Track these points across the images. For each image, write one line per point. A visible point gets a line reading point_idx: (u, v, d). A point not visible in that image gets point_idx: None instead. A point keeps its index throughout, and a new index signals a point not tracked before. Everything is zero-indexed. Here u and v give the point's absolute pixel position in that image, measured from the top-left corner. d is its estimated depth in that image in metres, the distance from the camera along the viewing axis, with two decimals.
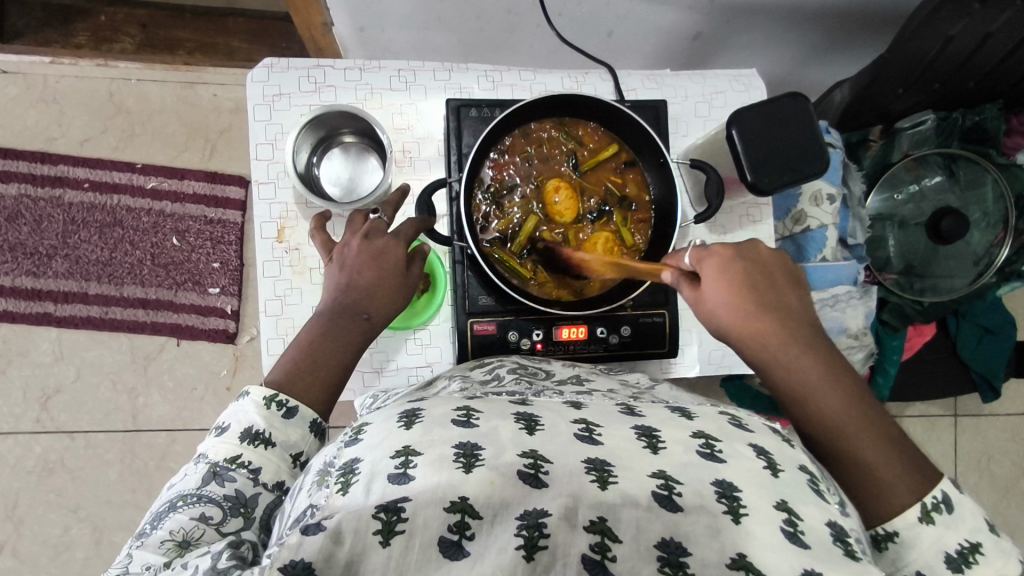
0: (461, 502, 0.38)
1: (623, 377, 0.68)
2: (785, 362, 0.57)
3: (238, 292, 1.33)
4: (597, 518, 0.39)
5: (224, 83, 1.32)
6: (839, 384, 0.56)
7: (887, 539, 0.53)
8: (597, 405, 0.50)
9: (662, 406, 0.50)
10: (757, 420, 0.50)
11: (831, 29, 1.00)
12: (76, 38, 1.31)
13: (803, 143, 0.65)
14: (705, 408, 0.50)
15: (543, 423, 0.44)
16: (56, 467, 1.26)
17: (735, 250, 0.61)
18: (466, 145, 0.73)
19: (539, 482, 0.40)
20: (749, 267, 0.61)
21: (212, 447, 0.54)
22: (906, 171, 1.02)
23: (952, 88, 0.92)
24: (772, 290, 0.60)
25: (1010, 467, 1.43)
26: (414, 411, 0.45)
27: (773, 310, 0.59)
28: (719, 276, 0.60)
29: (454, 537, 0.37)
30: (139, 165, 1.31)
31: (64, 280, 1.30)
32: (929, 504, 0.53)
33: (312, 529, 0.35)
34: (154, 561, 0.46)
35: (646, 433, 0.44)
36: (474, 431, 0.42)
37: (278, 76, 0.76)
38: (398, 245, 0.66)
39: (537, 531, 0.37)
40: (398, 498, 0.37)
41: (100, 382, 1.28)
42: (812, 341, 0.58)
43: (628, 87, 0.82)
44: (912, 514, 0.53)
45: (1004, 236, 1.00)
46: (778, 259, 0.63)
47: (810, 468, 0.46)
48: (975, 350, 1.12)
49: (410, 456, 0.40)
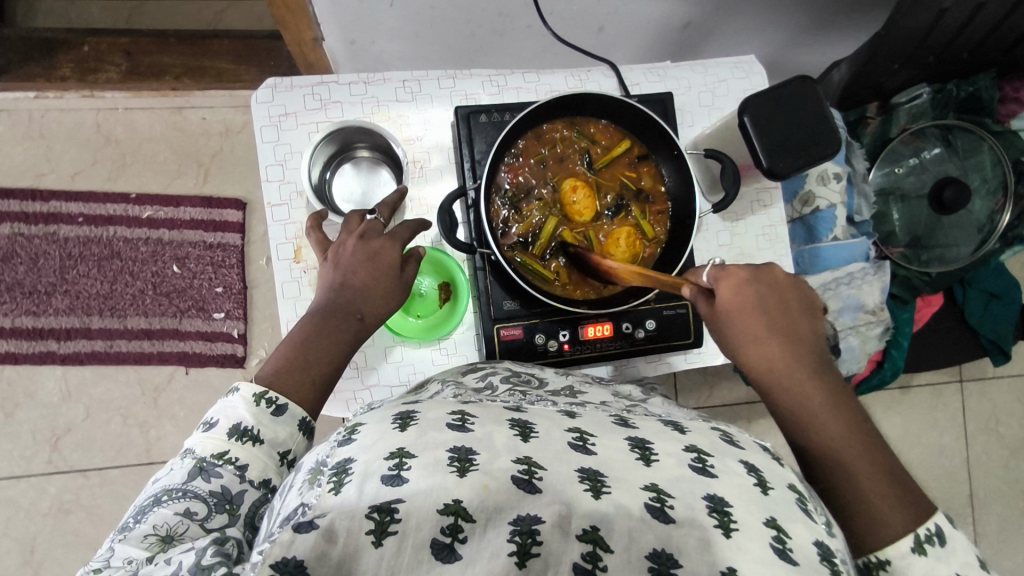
0: (455, 504, 0.37)
1: (616, 389, 0.68)
2: (789, 386, 0.58)
3: (243, 315, 1.31)
4: (589, 526, 0.38)
5: (212, 105, 1.31)
6: (842, 413, 0.56)
7: (879, 567, 0.52)
8: (590, 415, 0.51)
9: (654, 420, 0.51)
10: (747, 439, 0.52)
11: (819, 10, 1.01)
12: (61, 70, 1.29)
13: (814, 124, 0.66)
14: (697, 424, 0.51)
15: (537, 431, 0.44)
16: (72, 507, 1.24)
17: (753, 271, 0.61)
18: (479, 151, 0.74)
19: (533, 487, 0.39)
20: (764, 291, 0.61)
21: (200, 442, 0.54)
22: (905, 144, 1.04)
23: (946, 60, 0.93)
24: (783, 315, 0.61)
25: (1018, 427, 1.45)
26: (408, 414, 0.44)
27: (782, 334, 0.60)
28: (732, 295, 0.60)
29: (447, 540, 0.36)
30: (133, 195, 1.29)
31: (65, 316, 1.28)
32: (923, 535, 0.52)
33: (304, 527, 0.35)
34: (136, 555, 0.45)
35: (639, 445, 0.45)
36: (469, 436, 0.42)
37: (283, 96, 0.75)
38: (393, 245, 0.66)
39: (530, 538, 0.37)
40: (390, 500, 0.37)
41: (110, 417, 1.27)
42: (818, 369, 0.59)
43: (632, 82, 0.82)
44: (904, 545, 0.52)
45: (1005, 202, 1.01)
46: (793, 285, 0.63)
47: (798, 487, 0.47)
48: (983, 316, 1.14)
49: (404, 457, 0.39)
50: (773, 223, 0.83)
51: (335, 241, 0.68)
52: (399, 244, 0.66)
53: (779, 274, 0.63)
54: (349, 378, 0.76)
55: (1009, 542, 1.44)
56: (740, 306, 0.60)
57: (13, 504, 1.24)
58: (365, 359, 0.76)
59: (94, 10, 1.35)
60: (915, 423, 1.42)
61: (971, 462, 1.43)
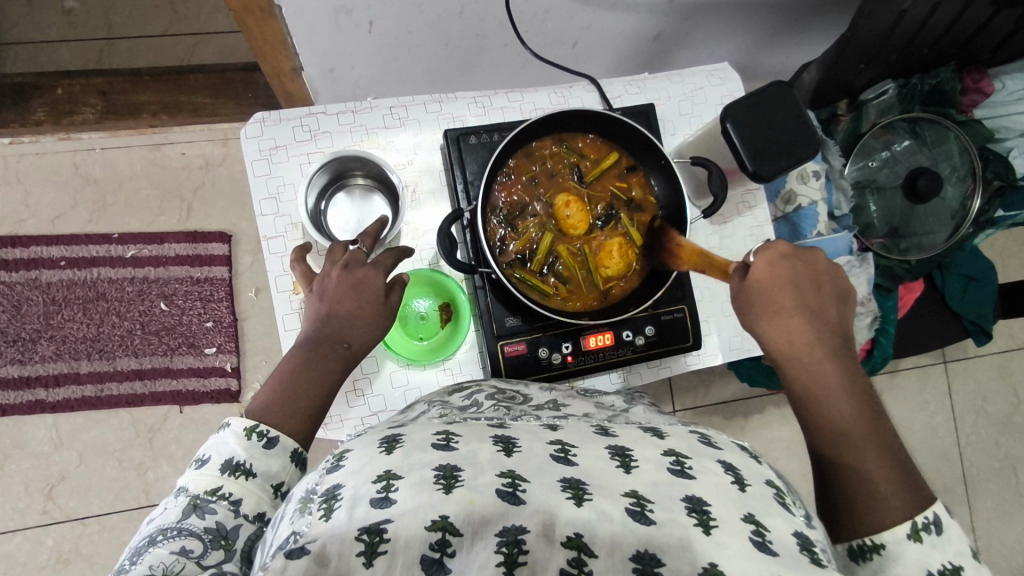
0: (442, 520, 0.38)
1: (599, 400, 0.70)
2: (808, 361, 0.59)
3: (235, 348, 1.29)
4: (573, 534, 0.39)
5: (191, 140, 1.30)
6: (854, 394, 0.57)
7: (873, 550, 0.52)
8: (573, 427, 0.51)
9: (634, 428, 0.52)
10: (724, 439, 0.52)
11: (783, 14, 1.04)
12: (35, 114, 1.26)
13: (793, 127, 0.68)
14: (676, 428, 0.52)
15: (520, 445, 0.45)
16: (71, 558, 1.21)
17: (792, 255, 0.62)
18: (471, 172, 0.75)
19: (516, 498, 0.40)
20: (798, 269, 0.62)
21: (193, 479, 0.54)
22: (876, 138, 1.07)
23: (908, 57, 0.98)
24: (814, 295, 0.61)
25: (1003, 403, 1.49)
26: (394, 437, 0.45)
27: (810, 312, 0.60)
28: (766, 272, 0.61)
29: (435, 555, 0.38)
30: (115, 235, 1.28)
31: (53, 362, 1.26)
32: (920, 522, 0.51)
33: (296, 553, 0.36)
34: None
35: (619, 453, 0.46)
36: (454, 455, 0.42)
37: (272, 129, 0.76)
38: (376, 275, 0.65)
39: (517, 548, 0.38)
40: (379, 520, 0.38)
41: (105, 462, 1.24)
42: (839, 352, 0.59)
43: (613, 95, 0.85)
44: (901, 530, 0.51)
45: (974, 188, 1.04)
46: (829, 270, 0.63)
47: (776, 482, 0.48)
48: (964, 299, 1.18)
49: (391, 480, 0.40)
50: (759, 223, 0.86)
51: (319, 271, 0.67)
52: (383, 272, 0.66)
53: (818, 257, 0.64)
54: (357, 406, 0.76)
55: (1004, 515, 1.47)
56: (771, 283, 0.61)
57: (10, 559, 1.21)
58: (369, 385, 0.76)
59: (63, 52, 1.33)
60: (906, 406, 1.45)
61: (962, 440, 1.47)
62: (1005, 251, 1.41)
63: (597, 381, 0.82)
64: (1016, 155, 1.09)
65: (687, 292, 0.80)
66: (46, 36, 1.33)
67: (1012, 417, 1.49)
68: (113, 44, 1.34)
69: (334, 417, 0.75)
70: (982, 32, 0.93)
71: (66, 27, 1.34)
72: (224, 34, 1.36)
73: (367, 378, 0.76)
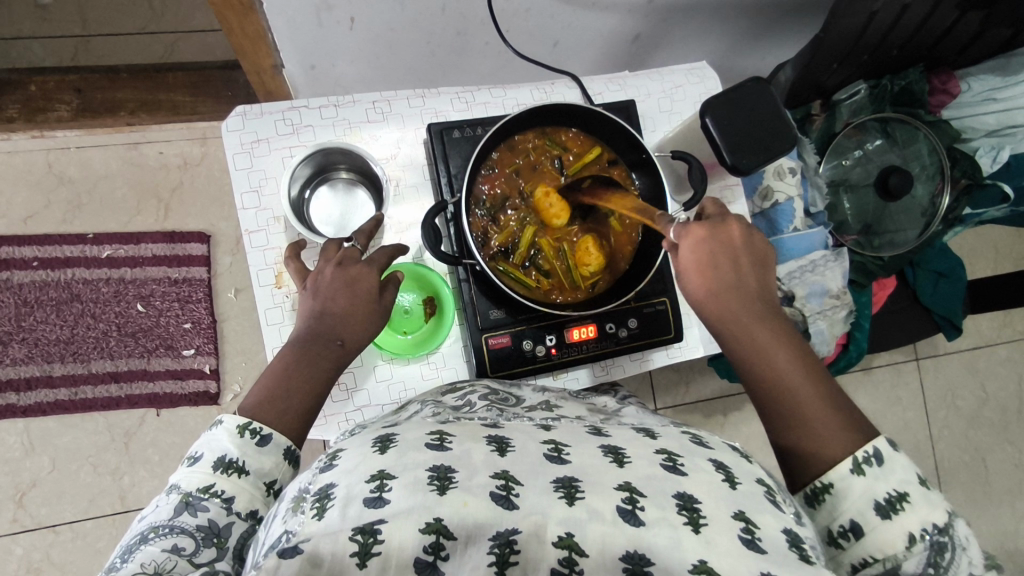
0: (436, 523, 0.38)
1: (591, 402, 0.70)
2: (746, 334, 0.61)
3: (214, 350, 1.27)
4: (564, 533, 0.39)
5: (169, 139, 1.28)
6: (799, 359, 0.60)
7: (824, 491, 0.55)
8: (566, 426, 0.52)
9: (628, 428, 0.52)
10: (716, 438, 0.53)
11: (759, 16, 1.06)
12: (8, 110, 1.25)
13: (771, 124, 0.69)
14: (668, 429, 0.53)
15: (513, 445, 0.45)
16: (42, 566, 1.18)
17: (708, 220, 0.65)
18: (455, 166, 0.76)
19: (510, 503, 0.40)
20: (719, 247, 0.63)
21: (184, 477, 0.53)
22: (848, 138, 1.11)
23: (879, 58, 1.00)
24: (739, 267, 0.63)
25: (972, 399, 1.53)
26: (388, 437, 0.45)
27: (738, 291, 0.63)
28: (688, 255, 0.63)
29: (429, 558, 0.38)
30: (90, 235, 1.25)
31: (24, 365, 1.23)
32: (860, 456, 0.54)
33: (289, 552, 0.36)
34: None
35: (613, 451, 0.46)
36: (448, 455, 0.43)
37: (254, 122, 0.75)
38: (372, 273, 0.66)
39: (508, 548, 0.39)
40: (373, 520, 0.38)
41: (79, 468, 1.21)
42: (774, 322, 0.62)
43: (595, 92, 0.86)
44: (844, 466, 0.54)
45: (943, 186, 1.09)
46: (750, 234, 0.65)
47: (767, 480, 0.49)
48: (933, 294, 1.21)
49: (384, 480, 0.40)
50: None
51: (313, 269, 0.68)
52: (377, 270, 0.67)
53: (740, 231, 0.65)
54: (340, 402, 0.75)
55: (974, 507, 1.51)
56: (697, 266, 0.63)
57: None
58: (355, 380, 0.76)
59: (37, 49, 1.31)
60: (880, 403, 1.48)
61: (934, 435, 1.51)
62: (972, 249, 1.45)
63: (580, 375, 0.82)
64: (982, 153, 1.13)
65: (669, 286, 0.81)
66: (18, 31, 1.30)
67: (980, 411, 1.54)
68: (89, 40, 1.32)
69: (321, 415, 0.74)
70: (948, 35, 0.97)
71: (40, 23, 1.31)
72: (202, 32, 1.35)
73: (352, 373, 0.76)
